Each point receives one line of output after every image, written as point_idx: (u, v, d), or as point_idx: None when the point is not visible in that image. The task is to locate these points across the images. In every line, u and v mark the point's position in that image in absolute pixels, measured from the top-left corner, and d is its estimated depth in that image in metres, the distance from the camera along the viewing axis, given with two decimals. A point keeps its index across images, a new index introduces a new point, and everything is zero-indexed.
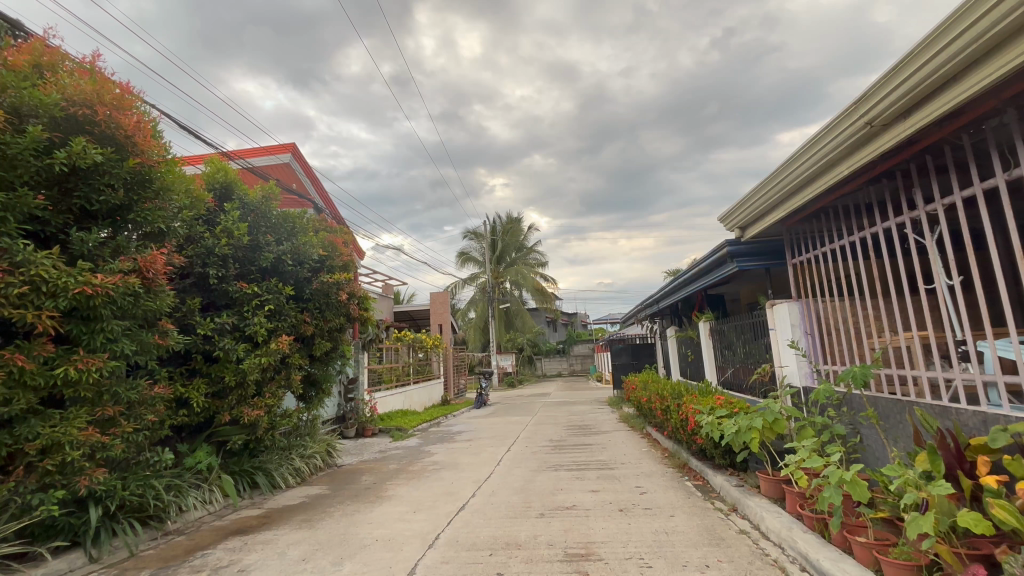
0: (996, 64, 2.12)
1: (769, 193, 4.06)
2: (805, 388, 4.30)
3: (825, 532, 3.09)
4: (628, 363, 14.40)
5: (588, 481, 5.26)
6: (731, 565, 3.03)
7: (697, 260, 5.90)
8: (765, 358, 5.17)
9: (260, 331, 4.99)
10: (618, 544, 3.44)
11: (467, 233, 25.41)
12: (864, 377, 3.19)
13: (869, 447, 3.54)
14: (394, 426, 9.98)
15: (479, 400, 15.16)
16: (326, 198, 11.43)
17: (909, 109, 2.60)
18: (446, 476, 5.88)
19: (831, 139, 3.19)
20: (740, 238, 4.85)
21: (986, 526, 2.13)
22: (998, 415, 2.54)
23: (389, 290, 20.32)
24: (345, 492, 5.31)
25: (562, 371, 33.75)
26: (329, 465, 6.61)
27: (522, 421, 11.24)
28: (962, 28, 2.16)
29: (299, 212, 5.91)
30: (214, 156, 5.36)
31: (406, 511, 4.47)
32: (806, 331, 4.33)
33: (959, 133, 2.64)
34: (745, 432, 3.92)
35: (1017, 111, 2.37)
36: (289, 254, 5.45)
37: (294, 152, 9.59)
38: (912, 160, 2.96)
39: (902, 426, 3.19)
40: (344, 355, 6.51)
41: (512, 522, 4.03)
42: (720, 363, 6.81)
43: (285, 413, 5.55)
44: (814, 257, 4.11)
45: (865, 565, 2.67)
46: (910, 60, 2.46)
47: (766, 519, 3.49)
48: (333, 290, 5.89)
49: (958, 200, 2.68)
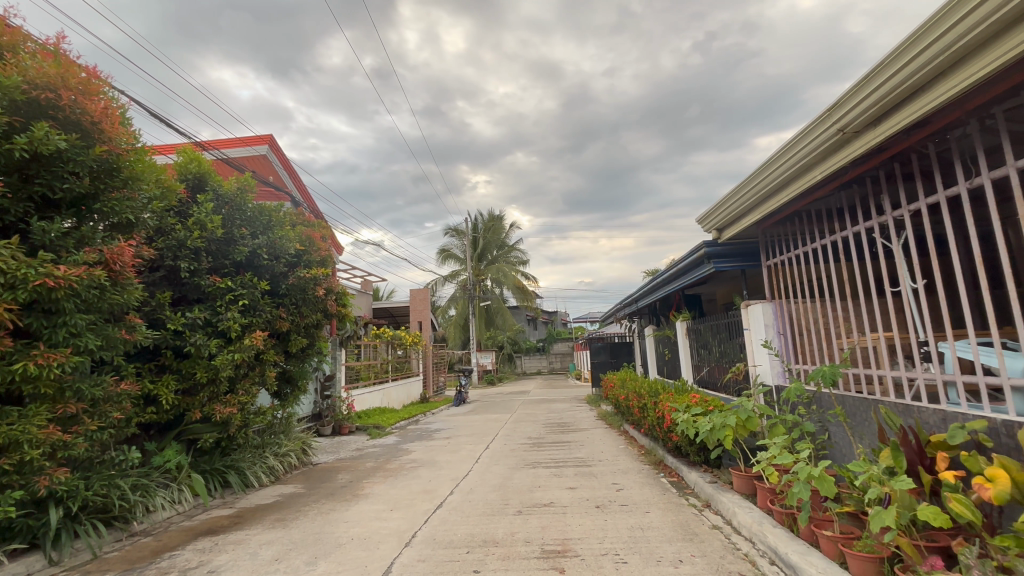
0: (960, 76, 2.21)
1: (746, 195, 4.14)
2: (777, 387, 4.42)
3: (793, 527, 3.19)
4: (607, 361, 14.56)
5: (565, 478, 5.30)
6: (704, 560, 3.09)
7: (675, 259, 5.98)
8: (740, 357, 5.29)
9: (234, 326, 4.86)
10: (595, 540, 3.48)
11: (448, 230, 25.27)
12: (833, 377, 3.29)
13: (837, 443, 3.66)
14: (372, 423, 9.86)
15: (459, 398, 15.10)
16: (304, 192, 11.22)
17: (879, 118, 2.69)
18: (423, 474, 5.85)
19: (805, 145, 3.27)
20: (717, 239, 4.95)
21: (944, 519, 2.22)
22: (956, 414, 2.65)
23: (368, 287, 20.00)
24: (321, 491, 5.23)
25: (542, 368, 33.91)
26: (305, 463, 6.51)
27: (501, 418, 11.26)
28: (930, 41, 2.24)
29: (276, 205, 5.79)
30: (186, 146, 5.19)
31: (382, 510, 4.43)
32: (779, 331, 4.44)
33: (925, 142, 2.74)
34: (719, 429, 4.01)
35: (980, 123, 2.47)
36: (264, 248, 5.32)
37: (271, 143, 9.36)
38: (881, 167, 3.06)
39: (868, 424, 3.31)
40: (321, 352, 6.42)
41: (489, 519, 4.02)
42: (696, 362, 6.94)
43: (259, 410, 5.44)
44: (788, 259, 4.21)
45: (831, 557, 2.77)
46: (880, 70, 2.54)
47: (738, 514, 3.59)
48: (310, 286, 5.78)
49: (924, 207, 2.78)
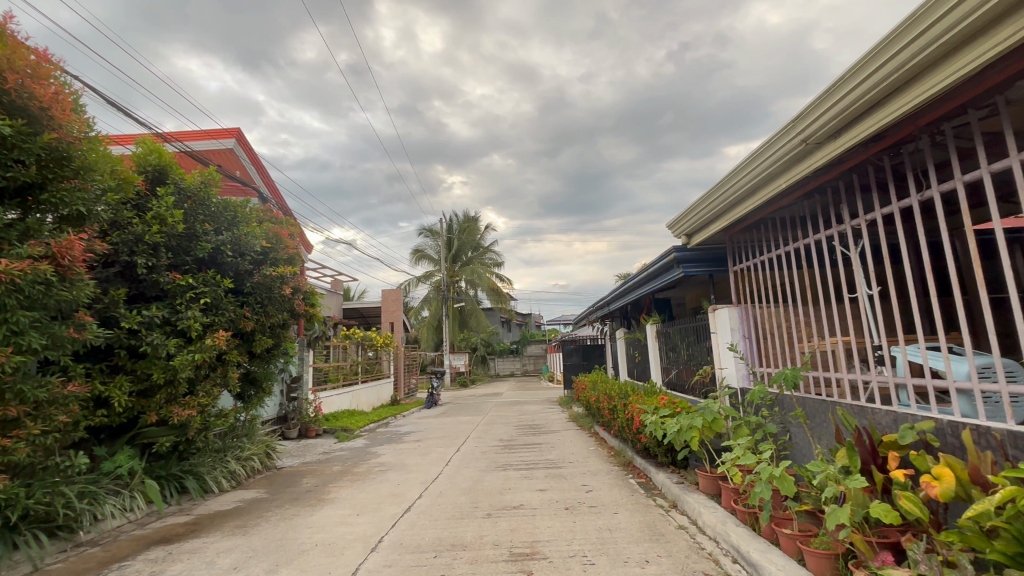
0: (913, 93, 2.32)
1: (715, 202, 4.25)
2: (742, 389, 4.53)
3: (755, 525, 3.27)
4: (579, 363, 14.68)
5: (535, 480, 5.30)
6: (669, 560, 3.14)
7: (647, 263, 6.06)
8: (707, 360, 5.42)
9: (194, 325, 4.66)
10: (563, 542, 3.48)
11: (422, 230, 25.05)
12: (794, 379, 3.40)
13: (797, 444, 3.79)
14: (340, 426, 9.65)
15: (430, 400, 14.92)
16: (273, 188, 10.91)
17: (839, 130, 2.80)
18: (392, 477, 5.75)
19: (771, 154, 3.38)
20: (687, 244, 5.06)
21: (895, 516, 2.31)
22: (906, 414, 2.77)
23: (339, 286, 19.61)
24: (284, 496, 5.07)
25: (515, 370, 33.89)
26: (268, 467, 6.31)
27: (473, 420, 11.21)
28: (885, 59, 2.36)
29: (241, 201, 5.61)
30: (146, 137, 4.97)
31: (348, 515, 4.33)
32: (744, 335, 4.56)
33: (881, 155, 2.87)
34: (685, 430, 4.09)
35: (930, 138, 2.60)
36: (228, 245, 5.14)
37: (238, 137, 9.05)
38: (840, 178, 3.19)
39: (826, 425, 3.43)
40: (287, 353, 6.25)
41: (457, 523, 3.98)
42: (664, 364, 7.07)
43: (221, 413, 5.25)
44: (754, 265, 4.34)
45: (790, 555, 2.85)
46: (840, 85, 2.65)
47: (703, 514, 3.66)
48: (277, 285, 5.62)
49: (879, 217, 2.91)
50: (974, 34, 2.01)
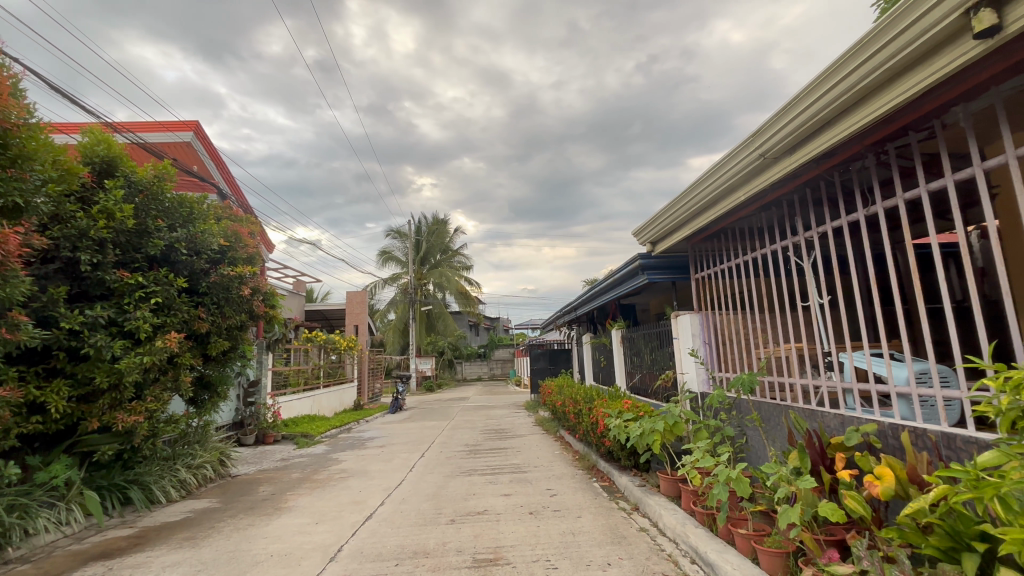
0: (861, 113, 2.46)
1: (678, 212, 4.38)
2: (702, 393, 4.67)
3: (713, 526, 3.37)
4: (546, 368, 14.75)
5: (500, 485, 5.29)
6: (630, 562, 3.18)
7: (613, 269, 6.16)
8: (669, 364, 5.56)
9: (143, 326, 4.41)
10: (527, 547, 3.48)
11: (390, 232, 24.70)
12: (750, 384, 3.53)
13: (753, 447, 3.94)
14: (300, 432, 9.34)
15: (394, 405, 14.62)
16: (233, 184, 10.49)
17: (794, 147, 2.94)
18: (354, 484, 5.61)
19: (731, 167, 3.52)
20: (651, 252, 5.19)
21: (841, 515, 2.42)
22: (852, 418, 2.92)
23: (301, 287, 19.01)
24: (238, 505, 4.86)
25: (482, 375, 33.70)
26: (222, 476, 6.03)
27: (438, 425, 11.07)
28: (836, 81, 2.50)
29: (199, 197, 5.38)
30: (95, 126, 4.70)
31: (306, 523, 4.19)
32: (705, 341, 4.70)
33: (832, 172, 3.03)
34: (648, 434, 4.17)
35: (876, 157, 2.76)
36: (183, 242, 4.92)
37: (197, 130, 8.65)
38: (796, 192, 3.34)
39: (779, 427, 3.58)
40: (245, 356, 6.02)
41: (421, 530, 3.92)
42: (629, 369, 7.20)
43: (170, 419, 4.99)
44: (715, 273, 4.49)
45: (745, 554, 2.95)
46: (795, 104, 2.80)
47: (664, 516, 3.74)
48: (235, 285, 5.42)
49: (830, 230, 3.07)
50: (915, 61, 2.16)
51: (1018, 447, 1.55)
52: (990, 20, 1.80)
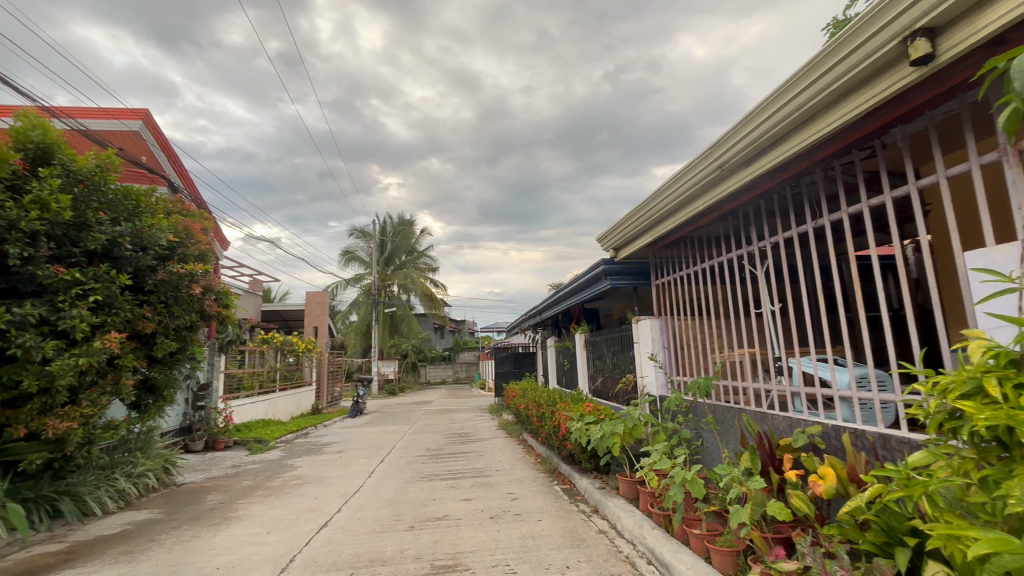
0: (810, 130, 2.59)
1: (641, 219, 4.48)
2: (660, 397, 4.78)
3: (669, 527, 3.44)
4: (510, 371, 14.76)
5: (461, 490, 5.23)
6: (589, 564, 3.22)
7: (577, 273, 6.24)
8: (630, 368, 5.68)
9: (79, 325, 4.12)
10: (486, 552, 3.46)
11: (354, 232, 24.20)
12: (706, 388, 3.64)
13: (708, 448, 4.07)
14: (253, 437, 8.96)
15: (355, 408, 14.24)
16: (186, 178, 10.00)
17: (749, 159, 3.06)
18: (309, 491, 5.42)
19: (691, 177, 3.63)
20: (614, 258, 5.29)
21: (787, 513, 2.52)
22: (800, 420, 3.06)
23: (258, 287, 18.32)
24: (183, 515, 4.60)
25: (446, 378, 33.36)
26: (166, 484, 5.71)
27: (400, 429, 10.87)
28: (789, 98, 2.63)
29: (146, 189, 5.09)
30: (29, 110, 4.36)
31: (257, 533, 4.02)
32: (664, 345, 4.83)
33: (783, 185, 3.17)
34: (608, 437, 4.23)
35: (823, 173, 2.91)
36: (127, 237, 4.61)
37: (146, 119, 8.18)
38: (751, 203, 3.48)
39: (732, 430, 3.71)
40: (194, 357, 5.73)
41: (378, 537, 3.83)
42: (591, 372, 7.30)
43: (109, 424, 4.69)
44: (675, 280, 4.62)
45: (698, 554, 3.03)
46: (751, 118, 2.91)
47: (622, 518, 3.79)
48: (185, 283, 5.16)
49: (781, 241, 3.21)
50: (859, 83, 2.29)
51: (944, 447, 1.64)
52: (924, 49, 1.93)
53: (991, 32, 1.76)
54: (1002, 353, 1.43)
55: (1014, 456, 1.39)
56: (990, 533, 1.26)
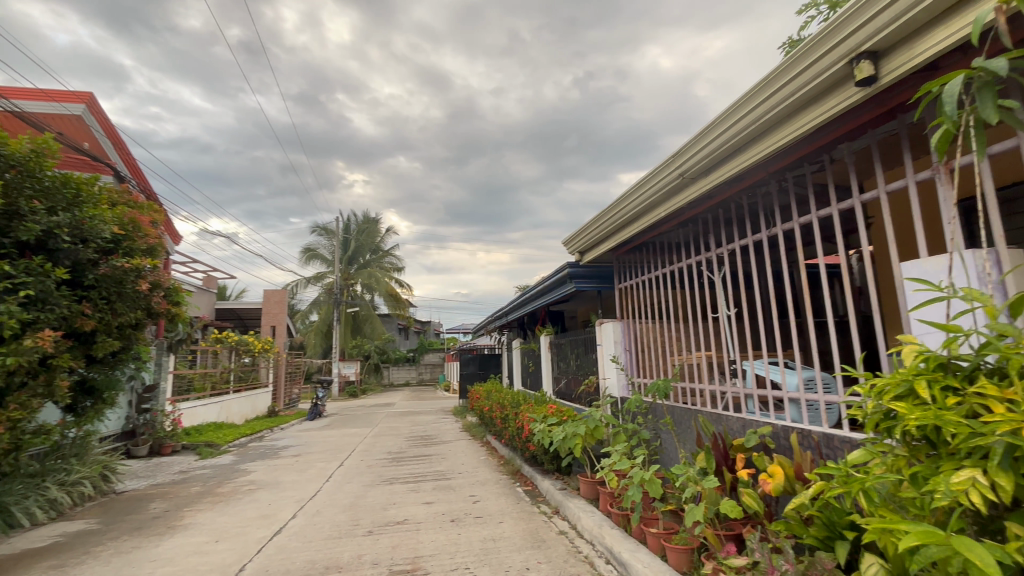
0: (765, 143, 2.70)
1: (605, 224, 4.56)
2: (621, 398, 4.87)
3: (627, 527, 3.50)
4: (475, 373, 14.70)
5: (423, 493, 5.16)
6: (548, 565, 3.24)
7: (542, 276, 6.28)
8: (593, 370, 5.76)
9: (7, 322, 3.81)
10: (446, 556, 3.42)
11: (316, 228, 23.53)
12: (665, 390, 3.73)
13: (666, 449, 4.18)
14: (203, 441, 8.55)
15: (314, 411, 13.82)
16: (134, 167, 9.45)
17: (709, 169, 3.17)
18: (263, 497, 5.22)
19: (654, 184, 3.72)
20: (579, 261, 5.36)
21: (739, 511, 2.61)
22: (752, 421, 3.18)
23: (212, 284, 17.51)
24: (123, 525, 4.33)
25: (410, 380, 32.82)
26: (104, 493, 5.34)
27: (360, 432, 10.64)
28: (746, 111, 2.73)
29: (88, 177, 4.74)
30: None
31: (204, 542, 3.83)
32: (625, 348, 4.92)
33: (740, 195, 3.29)
34: (570, 438, 4.28)
35: (777, 184, 3.04)
36: (65, 228, 4.37)
37: (90, 103, 7.68)
38: (710, 211, 3.60)
39: (689, 430, 3.83)
40: (138, 357, 5.42)
41: (335, 543, 3.73)
42: (555, 374, 7.37)
43: (39, 429, 4.35)
44: (637, 284, 4.72)
45: (655, 552, 3.10)
46: (710, 129, 3.02)
47: (582, 519, 3.84)
48: (130, 278, 4.84)
49: (738, 248, 3.33)
50: (809, 100, 2.41)
51: (879, 446, 1.74)
52: (868, 71, 2.05)
53: (927, 58, 1.88)
54: (932, 356, 1.53)
55: (939, 453, 1.49)
56: (919, 526, 1.35)
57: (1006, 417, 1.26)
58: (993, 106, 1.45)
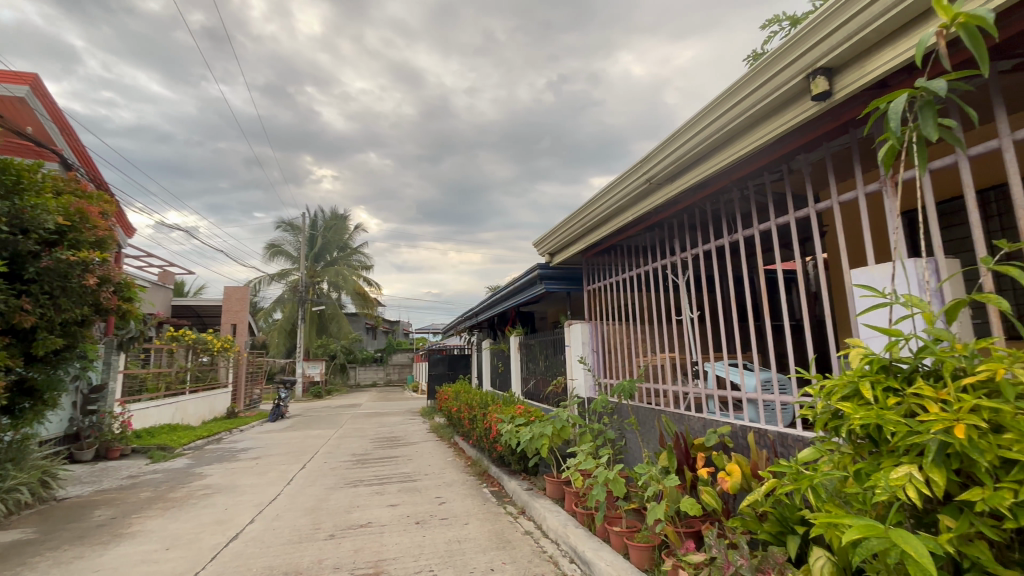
0: (728, 151, 2.79)
1: (575, 227, 4.62)
2: (588, 398, 4.93)
3: (591, 526, 3.55)
4: (443, 373, 14.58)
5: (388, 496, 5.08)
6: (513, 566, 3.25)
7: (513, 276, 6.29)
8: (561, 371, 5.82)
9: None
10: (410, 558, 3.38)
11: (281, 224, 22.85)
12: (630, 390, 3.79)
13: (630, 449, 4.27)
14: (155, 444, 8.16)
15: (276, 412, 13.39)
16: (83, 154, 8.94)
17: (674, 175, 3.25)
18: (219, 501, 5.02)
19: (622, 188, 3.79)
20: (550, 263, 5.39)
21: (698, 508, 2.69)
22: (713, 420, 3.27)
23: (168, 279, 16.74)
24: (64, 534, 4.08)
25: (377, 380, 32.25)
26: (44, 500, 5.02)
27: (325, 433, 10.38)
28: (711, 120, 2.81)
29: (31, 164, 4.47)
30: None
31: (154, 550, 3.65)
32: (593, 349, 4.99)
33: (705, 201, 3.39)
34: (537, 438, 4.30)
35: (739, 192, 3.15)
36: (2, 217, 4.10)
37: (35, 85, 7.23)
38: (676, 216, 3.68)
39: (653, 430, 3.92)
40: (84, 356, 5.12)
41: (294, 548, 3.63)
42: (524, 375, 7.40)
43: None
44: (606, 286, 4.80)
45: (618, 550, 3.15)
46: (677, 136, 3.09)
47: (547, 519, 3.86)
48: (76, 272, 4.55)
49: (701, 253, 3.42)
50: (770, 112, 2.50)
51: (827, 444, 1.82)
52: (824, 86, 2.15)
53: (876, 76, 1.99)
54: (876, 359, 1.61)
55: (880, 450, 1.57)
56: (861, 520, 1.42)
57: (940, 416, 1.34)
58: (933, 124, 1.54)
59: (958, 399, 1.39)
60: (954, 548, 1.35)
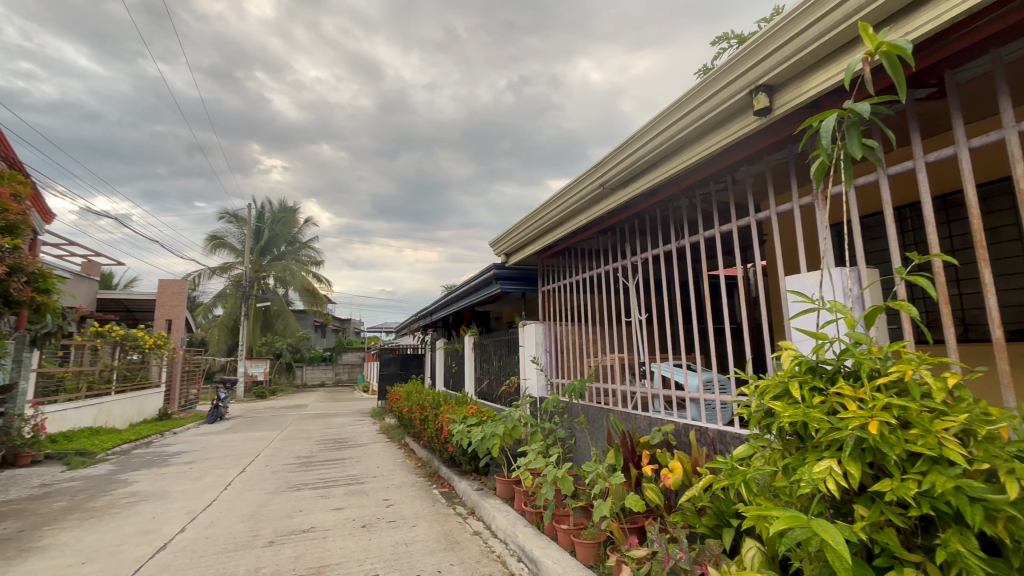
0: (677, 159, 2.89)
1: (531, 228, 4.65)
2: (540, 398, 4.99)
3: (539, 524, 3.58)
4: (396, 373, 14.27)
5: (333, 499, 4.91)
6: (461, 567, 3.22)
7: (468, 276, 6.25)
8: (514, 371, 5.84)
9: None
10: (354, 563, 3.29)
11: (225, 214, 21.64)
12: (581, 390, 3.85)
13: (580, 447, 4.35)
14: (74, 449, 7.49)
15: (215, 413, 12.64)
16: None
17: (627, 180, 3.34)
18: (146, 510, 4.68)
19: (577, 192, 3.85)
20: (505, 263, 5.41)
21: (641, 504, 2.77)
22: (658, 419, 3.39)
23: (94, 270, 15.43)
24: None
25: (325, 380, 31.15)
26: None
27: (266, 435, 9.89)
28: (662, 129, 2.91)
29: None
30: None
31: (67, 565, 3.35)
32: (545, 349, 5.04)
33: (654, 208, 3.50)
34: (488, 438, 4.29)
35: (687, 200, 3.27)
36: None
37: None
38: (628, 221, 3.78)
39: (601, 429, 4.01)
40: None
41: (229, 556, 3.44)
42: (478, 375, 7.37)
43: None
44: (560, 287, 4.87)
45: (564, 548, 3.20)
46: (630, 143, 3.18)
47: (496, 518, 3.86)
48: None
49: (651, 257, 3.53)
50: (716, 124, 2.61)
51: (760, 441, 1.93)
52: (765, 102, 2.27)
53: (810, 97, 2.12)
54: (804, 360, 1.73)
55: (806, 446, 1.67)
56: (787, 511, 1.50)
57: (858, 412, 1.45)
58: (858, 143, 1.65)
59: (873, 398, 1.50)
60: (867, 535, 1.46)
